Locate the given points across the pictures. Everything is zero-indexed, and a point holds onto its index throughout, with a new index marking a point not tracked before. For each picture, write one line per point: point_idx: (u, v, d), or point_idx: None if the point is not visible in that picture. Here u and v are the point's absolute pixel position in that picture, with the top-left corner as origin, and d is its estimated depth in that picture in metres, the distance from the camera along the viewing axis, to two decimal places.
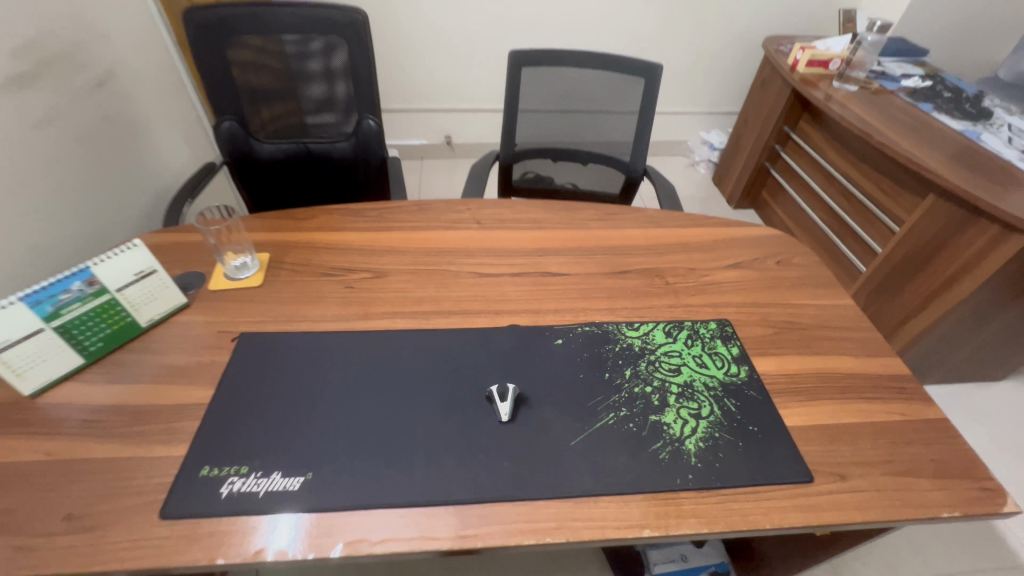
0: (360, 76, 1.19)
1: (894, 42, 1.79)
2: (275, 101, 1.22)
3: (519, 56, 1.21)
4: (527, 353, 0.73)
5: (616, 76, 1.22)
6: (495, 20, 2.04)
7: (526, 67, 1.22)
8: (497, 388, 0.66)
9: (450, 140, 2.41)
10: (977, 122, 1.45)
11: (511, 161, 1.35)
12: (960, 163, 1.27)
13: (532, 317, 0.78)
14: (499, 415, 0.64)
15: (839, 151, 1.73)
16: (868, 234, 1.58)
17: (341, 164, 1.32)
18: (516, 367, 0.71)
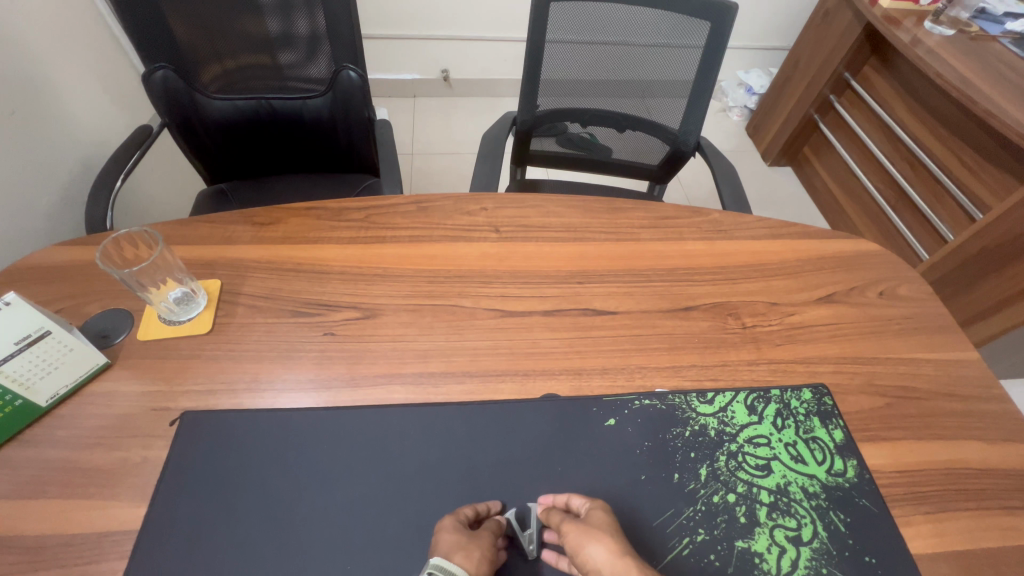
0: (334, 11, 0.90)
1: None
2: (223, 39, 0.93)
3: None
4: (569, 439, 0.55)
5: (672, 16, 0.93)
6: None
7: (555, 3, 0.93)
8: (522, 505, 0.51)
9: (448, 74, 2.06)
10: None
11: (531, 126, 1.10)
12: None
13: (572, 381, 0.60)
14: (524, 550, 0.48)
15: (911, 110, 1.46)
16: (937, 215, 1.38)
17: (316, 124, 1.06)
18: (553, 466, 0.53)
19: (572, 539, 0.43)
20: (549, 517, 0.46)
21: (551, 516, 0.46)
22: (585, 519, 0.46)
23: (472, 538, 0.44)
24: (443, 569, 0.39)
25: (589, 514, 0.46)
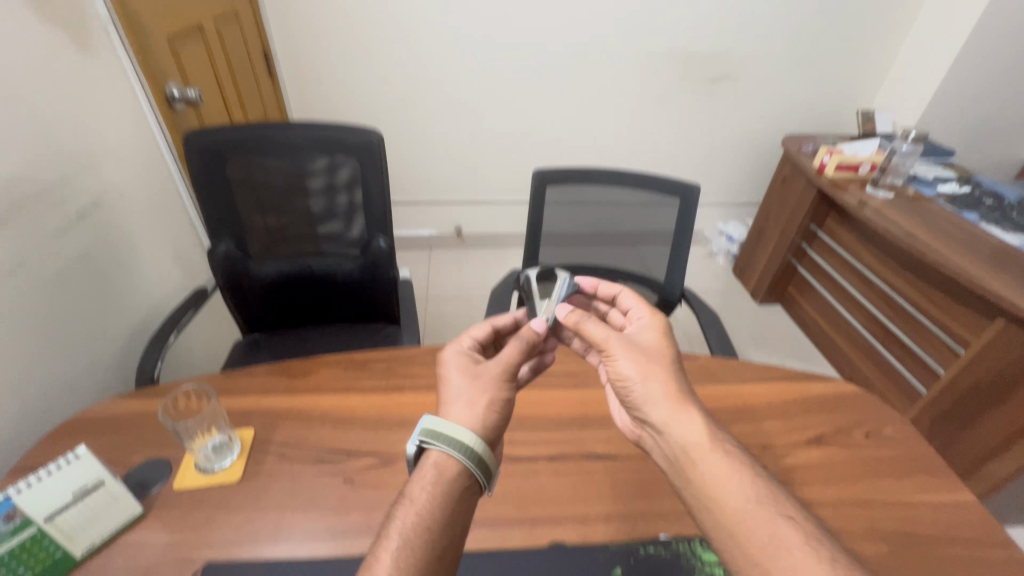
0: (373, 198, 1.11)
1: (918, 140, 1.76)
2: (280, 218, 1.13)
3: (543, 177, 1.13)
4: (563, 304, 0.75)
5: (646, 195, 1.14)
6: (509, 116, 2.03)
7: (551, 188, 1.14)
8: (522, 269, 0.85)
9: (462, 229, 2.34)
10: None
11: None
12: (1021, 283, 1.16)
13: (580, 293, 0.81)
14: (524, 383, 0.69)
15: (876, 256, 1.63)
16: (924, 352, 1.45)
17: (347, 282, 1.22)
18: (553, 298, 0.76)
19: (619, 362, 0.61)
20: (595, 330, 0.64)
21: (597, 330, 0.64)
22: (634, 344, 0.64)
23: (474, 382, 0.61)
24: (432, 436, 0.54)
25: (637, 343, 0.64)
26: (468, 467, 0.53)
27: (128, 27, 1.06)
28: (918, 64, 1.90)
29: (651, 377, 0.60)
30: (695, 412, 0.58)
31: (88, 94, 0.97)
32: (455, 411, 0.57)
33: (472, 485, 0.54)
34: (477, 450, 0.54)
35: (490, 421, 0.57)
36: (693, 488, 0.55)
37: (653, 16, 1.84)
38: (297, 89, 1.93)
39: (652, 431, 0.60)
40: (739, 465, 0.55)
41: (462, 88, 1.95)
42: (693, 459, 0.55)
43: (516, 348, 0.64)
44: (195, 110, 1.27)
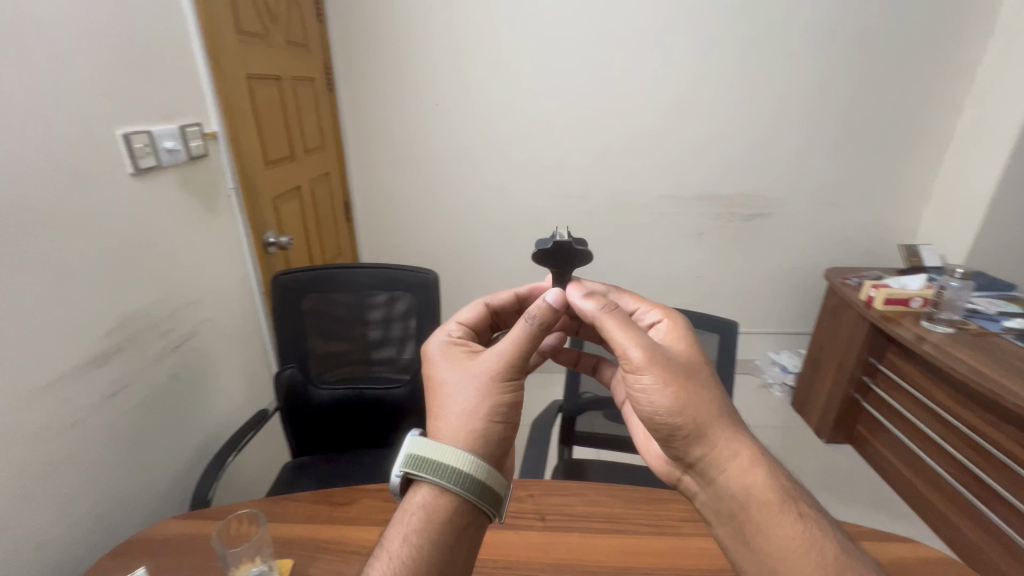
0: (426, 328, 1.21)
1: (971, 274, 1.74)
2: (339, 346, 1.24)
3: None
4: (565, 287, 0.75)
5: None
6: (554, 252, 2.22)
7: None
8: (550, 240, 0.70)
9: None
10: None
11: (576, 411, 1.26)
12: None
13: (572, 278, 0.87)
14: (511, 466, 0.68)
15: (947, 394, 1.51)
16: None
17: (393, 407, 1.27)
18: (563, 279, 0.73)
19: (649, 381, 0.62)
20: (622, 339, 0.64)
21: (624, 338, 0.64)
22: (662, 354, 0.63)
23: (469, 387, 0.62)
24: (419, 464, 0.58)
25: (663, 352, 0.64)
26: (459, 494, 0.57)
27: (244, 192, 1.32)
28: (954, 201, 1.95)
29: (682, 397, 0.61)
30: (758, 462, 0.60)
31: (206, 242, 1.18)
32: (447, 427, 0.60)
33: (470, 508, 0.57)
34: (465, 473, 0.57)
35: (488, 437, 0.60)
36: (749, 550, 0.57)
37: (683, 166, 2.04)
38: (372, 231, 2.23)
39: (700, 477, 0.62)
40: (804, 529, 0.56)
41: (512, 230, 2.18)
42: (757, 519, 0.57)
43: (520, 334, 0.64)
44: (283, 252, 1.51)
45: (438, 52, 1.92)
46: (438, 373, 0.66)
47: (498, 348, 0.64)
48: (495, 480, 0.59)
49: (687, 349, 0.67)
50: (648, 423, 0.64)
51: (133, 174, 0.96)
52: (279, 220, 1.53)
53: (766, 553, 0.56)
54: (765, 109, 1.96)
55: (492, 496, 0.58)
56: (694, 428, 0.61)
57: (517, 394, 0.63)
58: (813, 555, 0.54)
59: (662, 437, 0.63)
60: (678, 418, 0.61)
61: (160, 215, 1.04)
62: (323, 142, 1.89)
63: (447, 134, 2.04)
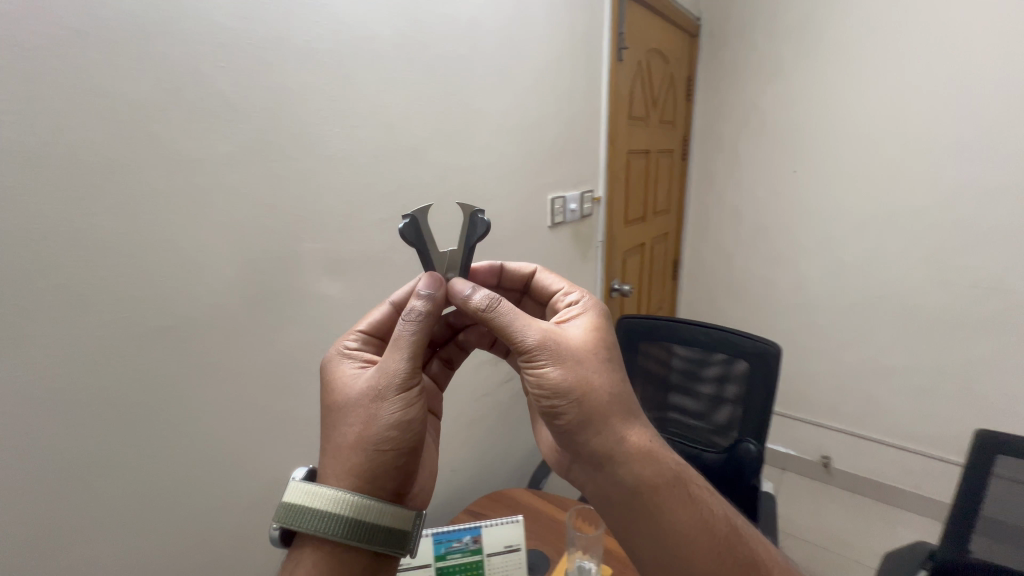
0: (754, 399, 1.21)
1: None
2: (661, 393, 1.37)
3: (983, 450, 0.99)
4: (465, 262, 0.78)
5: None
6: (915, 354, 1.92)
7: (996, 470, 0.97)
8: (411, 214, 0.72)
9: (829, 463, 2.19)
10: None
11: (952, 568, 0.99)
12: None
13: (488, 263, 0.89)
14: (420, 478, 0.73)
15: None
16: None
17: (706, 471, 1.29)
18: (449, 252, 0.77)
19: (545, 371, 0.64)
20: (514, 329, 0.66)
21: (517, 328, 0.66)
22: (553, 345, 0.65)
23: (356, 413, 0.63)
24: (295, 517, 0.59)
25: (551, 339, 0.65)
26: (341, 540, 0.58)
27: (606, 243, 1.71)
28: None
29: (569, 382, 0.64)
30: (645, 443, 0.66)
31: (579, 280, 1.63)
32: (337, 457, 0.62)
33: (368, 554, 0.60)
34: (345, 517, 0.59)
35: (377, 459, 0.61)
36: (641, 530, 0.65)
37: None
38: (701, 291, 2.48)
39: (592, 463, 0.66)
40: (702, 513, 0.65)
41: (863, 321, 2.01)
42: (657, 503, 0.65)
43: (405, 335, 0.63)
44: (624, 297, 1.86)
45: (810, 125, 1.98)
46: (327, 394, 0.67)
47: (383, 363, 0.64)
48: (383, 513, 0.60)
49: (587, 334, 0.69)
50: (542, 406, 0.66)
51: (549, 225, 1.48)
52: (627, 270, 1.86)
53: (662, 535, 0.64)
54: None
55: (376, 526, 0.60)
56: (586, 411, 0.64)
57: (415, 400, 0.63)
58: (708, 534, 0.65)
59: (557, 422, 0.66)
60: (571, 401, 0.64)
61: (559, 253, 1.53)
62: None
63: (800, 208, 2.07)
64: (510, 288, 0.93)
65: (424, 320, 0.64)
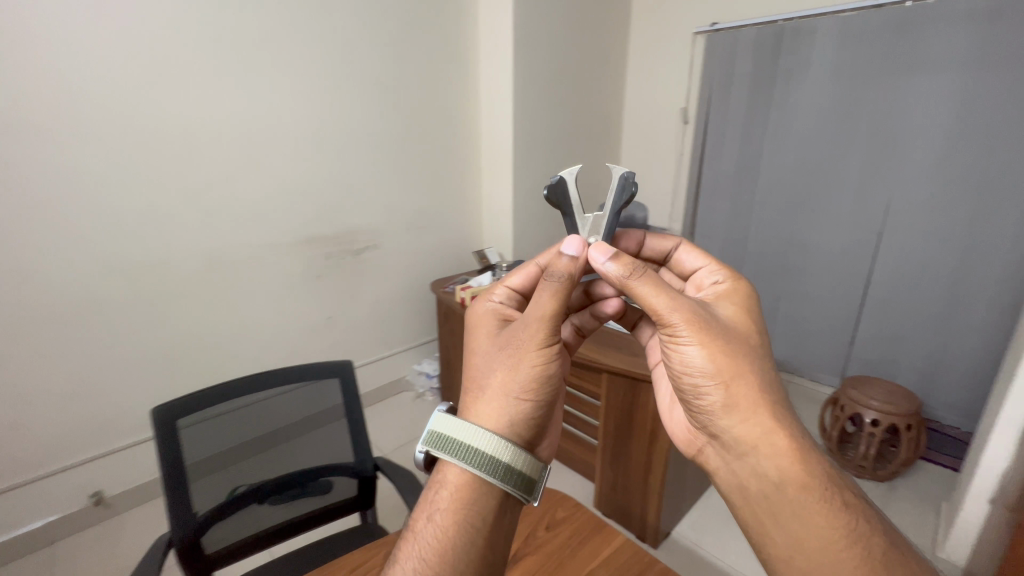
0: None
1: (511, 262, 2.42)
2: None
3: (165, 417, 0.98)
4: (610, 225, 0.90)
5: (304, 386, 1.16)
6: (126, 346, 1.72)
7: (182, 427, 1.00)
8: (562, 176, 0.89)
9: (101, 495, 1.80)
10: None
11: (195, 535, 1.01)
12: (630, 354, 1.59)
13: (644, 234, 0.97)
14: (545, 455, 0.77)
15: None
16: None
17: None
18: (597, 217, 0.90)
19: (683, 345, 0.70)
20: (656, 299, 0.71)
21: (653, 296, 0.71)
22: (682, 304, 0.71)
23: (494, 363, 0.73)
24: (442, 450, 0.68)
25: (693, 302, 0.72)
26: (483, 477, 0.66)
27: None
28: (492, 204, 2.64)
29: (704, 343, 0.68)
30: (797, 450, 0.64)
31: None
32: (477, 411, 0.70)
33: (498, 490, 0.67)
34: (499, 462, 0.66)
35: (518, 411, 0.70)
36: (778, 528, 0.62)
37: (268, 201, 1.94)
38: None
39: (727, 450, 0.68)
40: (841, 526, 0.60)
41: (42, 332, 1.56)
42: (792, 504, 0.62)
43: (549, 291, 0.74)
44: None
45: None
46: (483, 346, 0.77)
47: (534, 315, 0.74)
48: (523, 471, 0.66)
49: (745, 318, 0.73)
50: (681, 383, 0.72)
51: None
52: None
53: (796, 538, 0.61)
54: (331, 140, 2.07)
55: (523, 479, 0.67)
56: (724, 382, 0.67)
57: (552, 359, 0.73)
58: (856, 552, 0.58)
59: (696, 402, 0.70)
60: (719, 382, 0.67)
61: None
62: None
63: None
64: (648, 260, 0.99)
65: (564, 283, 0.75)
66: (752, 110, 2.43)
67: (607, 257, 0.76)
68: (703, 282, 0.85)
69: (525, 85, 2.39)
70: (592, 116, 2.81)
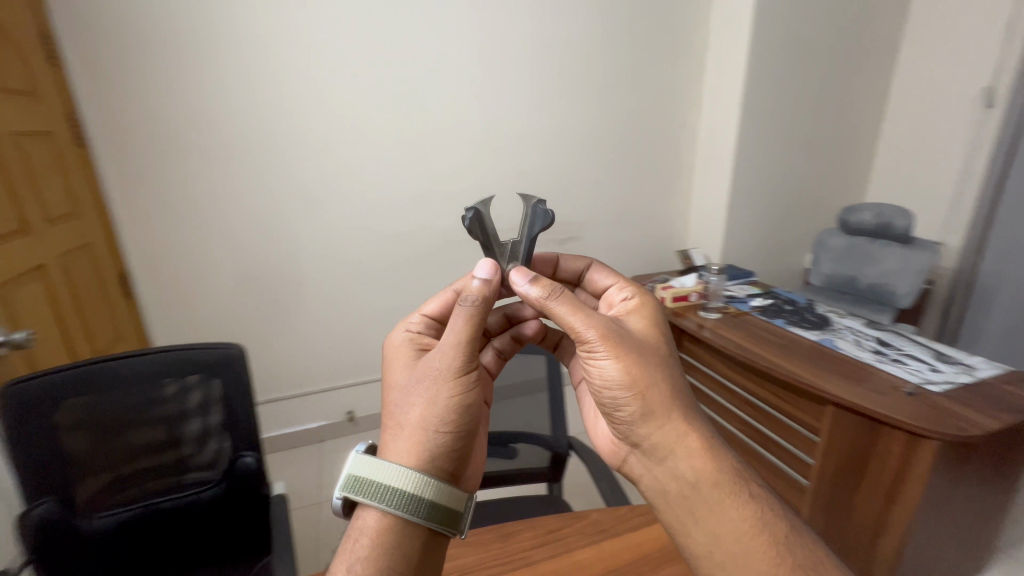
0: (238, 410, 1.05)
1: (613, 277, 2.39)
2: (118, 454, 0.99)
3: None
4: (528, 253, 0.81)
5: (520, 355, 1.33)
6: (332, 290, 2.06)
7: None
8: (474, 207, 0.79)
9: (354, 415, 2.28)
10: (883, 342, 1.58)
11: None
12: (869, 388, 1.31)
13: (559, 256, 0.92)
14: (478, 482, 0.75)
15: (730, 368, 1.77)
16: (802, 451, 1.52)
17: (207, 515, 1.05)
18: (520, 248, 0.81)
19: (597, 362, 0.66)
20: (574, 320, 0.67)
21: (573, 316, 0.67)
22: (601, 321, 0.67)
23: (410, 393, 0.66)
24: (357, 499, 0.60)
25: (603, 321, 0.68)
26: (405, 518, 0.60)
27: None
28: (705, 205, 2.47)
29: (623, 362, 0.64)
30: (707, 449, 0.63)
31: None
32: (393, 446, 0.63)
33: (420, 530, 0.61)
34: (407, 504, 0.60)
35: (443, 438, 0.64)
36: (696, 526, 0.61)
37: (511, 197, 2.22)
38: (186, 297, 1.86)
39: (647, 460, 0.65)
40: (753, 514, 0.60)
41: (346, 297, 2.09)
42: (707, 502, 0.61)
43: (464, 314, 0.66)
44: (22, 352, 1.22)
45: (262, 87, 1.75)
46: (397, 378, 0.70)
47: (447, 343, 0.67)
48: (444, 505, 0.61)
49: (650, 334, 0.70)
50: (598, 400, 0.68)
51: None
52: (14, 314, 1.23)
53: (712, 533, 0.60)
54: (562, 142, 2.23)
55: (439, 518, 0.60)
56: (640, 396, 0.64)
57: (477, 385, 0.67)
58: (764, 535, 0.60)
59: (615, 419, 0.67)
60: (630, 398, 0.64)
61: None
62: (77, 206, 1.54)
63: (269, 186, 1.85)
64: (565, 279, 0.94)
65: (478, 307, 0.66)
66: (896, 136, 2.46)
67: (525, 278, 0.71)
68: (612, 300, 0.81)
69: (759, 75, 2.16)
70: (842, 123, 2.42)
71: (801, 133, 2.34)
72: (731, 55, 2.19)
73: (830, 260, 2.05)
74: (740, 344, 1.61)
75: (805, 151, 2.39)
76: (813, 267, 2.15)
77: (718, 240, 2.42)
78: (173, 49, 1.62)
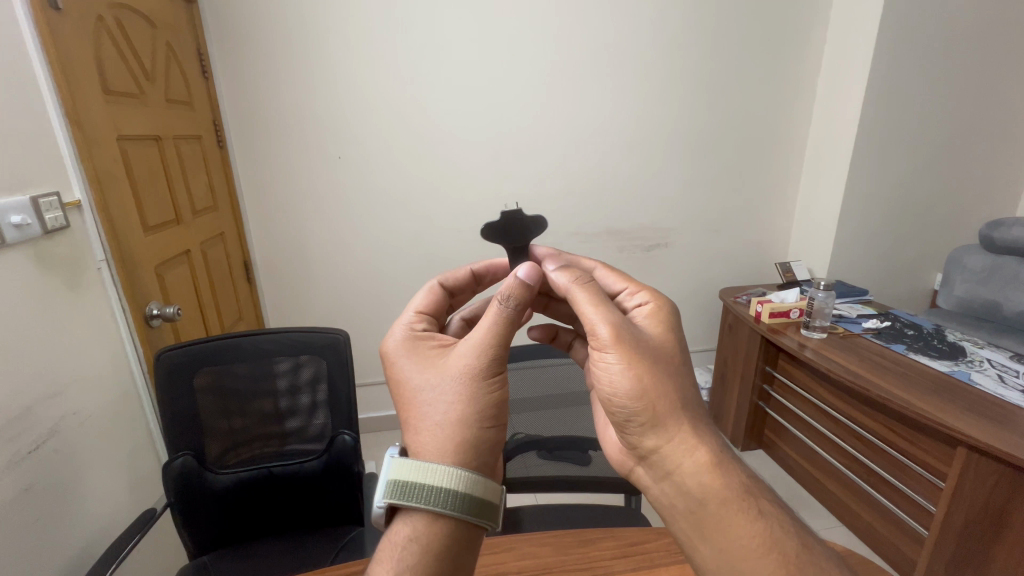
0: (340, 391, 1.14)
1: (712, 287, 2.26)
2: (241, 418, 1.11)
3: None
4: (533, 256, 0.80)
5: None
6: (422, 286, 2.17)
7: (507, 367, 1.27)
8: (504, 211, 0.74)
9: None
10: None
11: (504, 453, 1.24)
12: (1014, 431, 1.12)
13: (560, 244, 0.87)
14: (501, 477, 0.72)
15: (836, 395, 1.61)
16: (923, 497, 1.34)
17: (308, 483, 1.16)
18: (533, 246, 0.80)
19: (607, 363, 0.60)
20: (592, 315, 0.62)
21: (590, 312, 0.62)
22: (620, 320, 0.62)
23: (438, 388, 0.62)
24: (403, 501, 0.57)
25: (622, 320, 0.62)
26: (454, 516, 0.57)
27: (122, 263, 1.25)
28: (813, 215, 2.27)
29: (637, 366, 0.59)
30: (716, 463, 0.58)
31: (87, 320, 1.15)
32: (428, 444, 0.60)
33: (465, 525, 0.58)
34: (452, 502, 0.57)
35: (478, 437, 0.60)
36: (707, 546, 0.57)
37: (600, 203, 2.19)
38: (296, 284, 2.06)
39: (654, 471, 0.60)
40: (762, 533, 0.55)
41: None
42: (716, 518, 0.56)
43: (498, 307, 0.63)
44: (170, 323, 1.43)
45: (371, 93, 1.88)
46: (417, 371, 0.65)
47: (475, 336, 0.64)
48: (483, 501, 0.58)
49: (664, 336, 0.64)
50: (608, 408, 0.62)
51: None
52: (167, 290, 1.44)
53: (719, 549, 0.56)
54: (657, 146, 2.16)
55: (481, 513, 0.58)
56: (654, 403, 0.58)
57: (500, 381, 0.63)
58: (775, 556, 0.54)
59: (623, 426, 0.61)
60: (640, 405, 0.59)
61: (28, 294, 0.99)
62: (217, 200, 1.77)
63: (372, 187, 1.99)
64: None
65: (513, 305, 0.64)
66: None
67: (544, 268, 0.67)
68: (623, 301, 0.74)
69: (890, 73, 1.94)
70: (988, 127, 2.11)
71: (935, 137, 2.07)
72: (853, 51, 2.00)
73: (967, 281, 1.79)
74: (851, 368, 1.45)
75: (941, 159, 2.11)
76: (943, 288, 1.89)
77: (825, 253, 2.21)
78: (300, 61, 1.81)
